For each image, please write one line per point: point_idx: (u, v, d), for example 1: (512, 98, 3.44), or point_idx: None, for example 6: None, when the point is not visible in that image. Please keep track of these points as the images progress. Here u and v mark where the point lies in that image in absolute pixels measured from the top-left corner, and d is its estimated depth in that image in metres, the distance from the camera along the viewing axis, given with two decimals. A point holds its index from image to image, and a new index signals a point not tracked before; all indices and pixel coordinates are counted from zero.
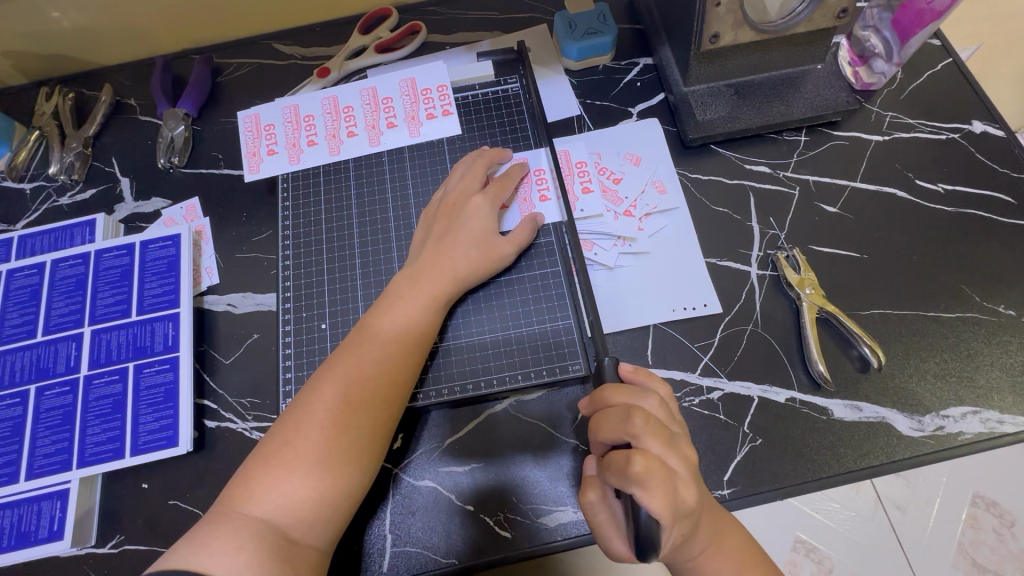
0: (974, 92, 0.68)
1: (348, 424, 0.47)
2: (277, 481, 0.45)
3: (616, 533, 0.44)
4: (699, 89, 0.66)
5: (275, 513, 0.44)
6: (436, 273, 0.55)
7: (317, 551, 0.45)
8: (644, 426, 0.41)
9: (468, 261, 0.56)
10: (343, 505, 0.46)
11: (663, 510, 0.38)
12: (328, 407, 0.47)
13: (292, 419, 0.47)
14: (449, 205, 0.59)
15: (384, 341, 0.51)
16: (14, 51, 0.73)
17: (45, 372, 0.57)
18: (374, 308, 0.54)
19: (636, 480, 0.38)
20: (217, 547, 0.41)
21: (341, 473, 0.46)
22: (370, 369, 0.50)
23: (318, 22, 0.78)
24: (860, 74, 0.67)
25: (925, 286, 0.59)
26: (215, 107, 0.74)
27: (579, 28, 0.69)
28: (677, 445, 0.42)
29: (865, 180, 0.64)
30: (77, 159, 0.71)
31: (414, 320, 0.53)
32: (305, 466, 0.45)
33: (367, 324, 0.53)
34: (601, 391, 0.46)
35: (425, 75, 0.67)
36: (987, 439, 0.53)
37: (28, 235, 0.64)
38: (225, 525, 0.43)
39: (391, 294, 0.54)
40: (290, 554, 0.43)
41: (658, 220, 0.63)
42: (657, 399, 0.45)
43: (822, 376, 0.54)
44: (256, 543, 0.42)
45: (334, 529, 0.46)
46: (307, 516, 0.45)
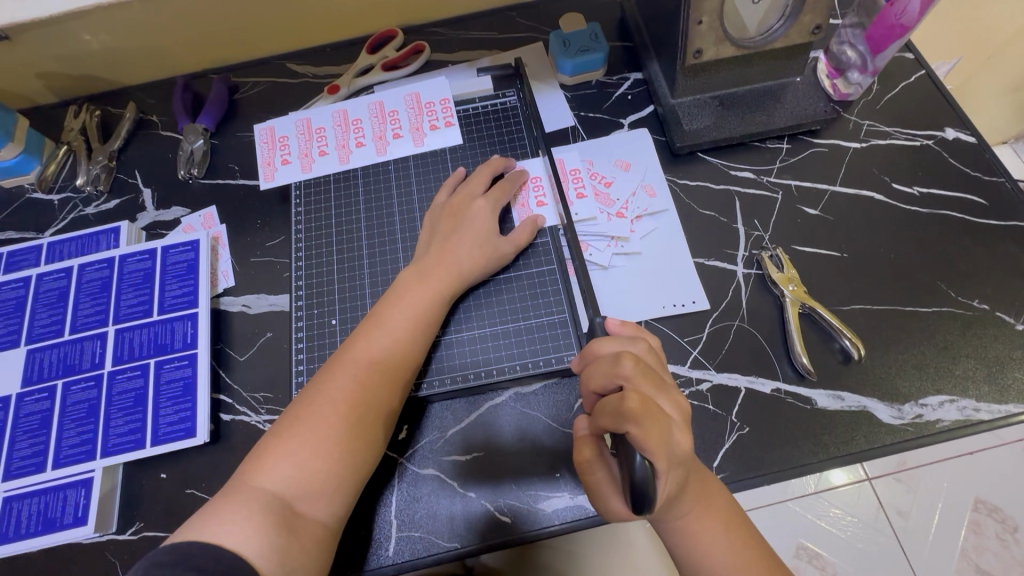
0: (946, 101, 0.72)
1: (359, 405, 0.51)
2: (290, 454, 0.48)
3: (614, 490, 0.47)
4: (686, 100, 0.70)
5: (285, 486, 0.47)
6: (442, 268, 0.59)
7: (322, 526, 0.47)
8: (633, 367, 0.45)
9: (472, 258, 0.60)
10: (349, 480, 0.49)
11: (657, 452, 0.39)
12: (341, 388, 0.51)
13: (308, 399, 0.51)
14: (454, 208, 0.63)
15: (392, 331, 0.55)
16: (46, 73, 0.78)
17: (72, 368, 0.61)
18: (384, 301, 0.57)
19: (630, 418, 0.41)
20: (226, 519, 0.44)
21: (347, 451, 0.49)
22: (381, 354, 0.53)
23: (328, 42, 0.83)
24: (837, 86, 0.71)
25: (902, 282, 0.62)
26: (232, 122, 0.79)
27: (573, 46, 0.74)
28: (669, 391, 0.45)
29: (844, 184, 0.68)
30: (102, 171, 0.76)
31: (418, 311, 0.56)
32: (317, 440, 0.49)
33: (375, 314, 0.57)
34: (591, 345, 0.50)
35: (427, 89, 0.72)
36: (964, 426, 0.55)
37: (57, 241, 0.68)
38: (237, 498, 0.46)
39: (400, 287, 0.58)
40: (297, 525, 0.46)
41: (649, 222, 0.66)
42: (645, 346, 0.50)
43: (806, 368, 0.57)
44: (263, 515, 0.44)
45: (340, 505, 0.49)
46: (314, 489, 0.47)
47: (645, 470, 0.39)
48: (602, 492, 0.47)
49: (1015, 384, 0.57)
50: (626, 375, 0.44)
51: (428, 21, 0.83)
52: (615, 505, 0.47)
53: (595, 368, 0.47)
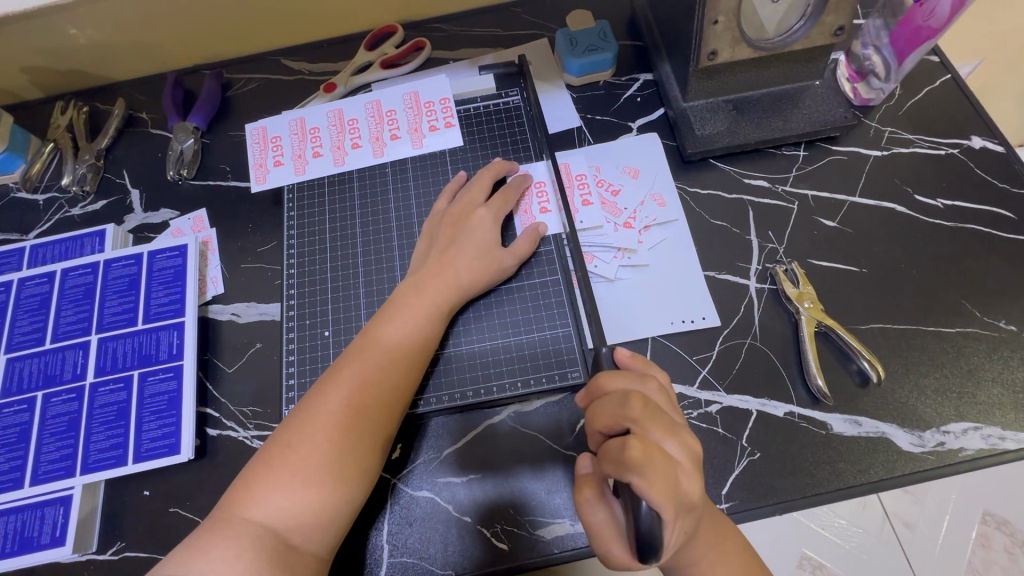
0: (973, 108, 0.68)
1: (354, 427, 0.48)
2: (280, 484, 0.45)
3: (615, 534, 0.44)
4: (698, 104, 0.67)
5: (277, 517, 0.44)
6: (442, 279, 0.56)
7: (316, 558, 0.45)
8: (643, 410, 0.42)
9: (473, 269, 0.57)
10: (345, 509, 0.47)
11: (661, 499, 0.38)
12: (336, 409, 0.48)
13: (297, 422, 0.48)
14: (454, 216, 0.60)
15: (388, 347, 0.52)
16: (33, 67, 0.76)
17: (52, 380, 0.58)
18: (380, 314, 0.55)
19: (633, 467, 0.38)
20: (216, 557, 0.42)
21: (342, 478, 0.47)
22: (376, 371, 0.51)
23: (326, 37, 0.80)
24: (858, 90, 0.67)
25: (925, 300, 0.59)
26: (224, 120, 0.76)
27: (580, 44, 0.71)
28: (679, 433, 0.43)
29: (864, 195, 0.64)
30: (89, 171, 0.73)
31: (417, 325, 0.54)
32: (311, 466, 0.46)
33: (371, 328, 0.54)
34: (597, 378, 0.47)
35: (426, 87, 0.69)
36: (989, 455, 0.52)
37: (40, 244, 0.66)
38: (225, 530, 0.43)
39: (397, 298, 0.55)
40: (290, 560, 0.43)
41: (657, 232, 0.63)
42: (658, 385, 0.46)
43: (821, 390, 0.54)
44: (255, 554, 0.42)
45: (335, 536, 0.46)
46: (307, 520, 0.45)
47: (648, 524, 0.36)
48: (603, 535, 0.44)
49: None
50: (632, 417, 0.42)
51: (430, 16, 0.79)
52: (617, 552, 0.44)
53: (602, 410, 0.44)
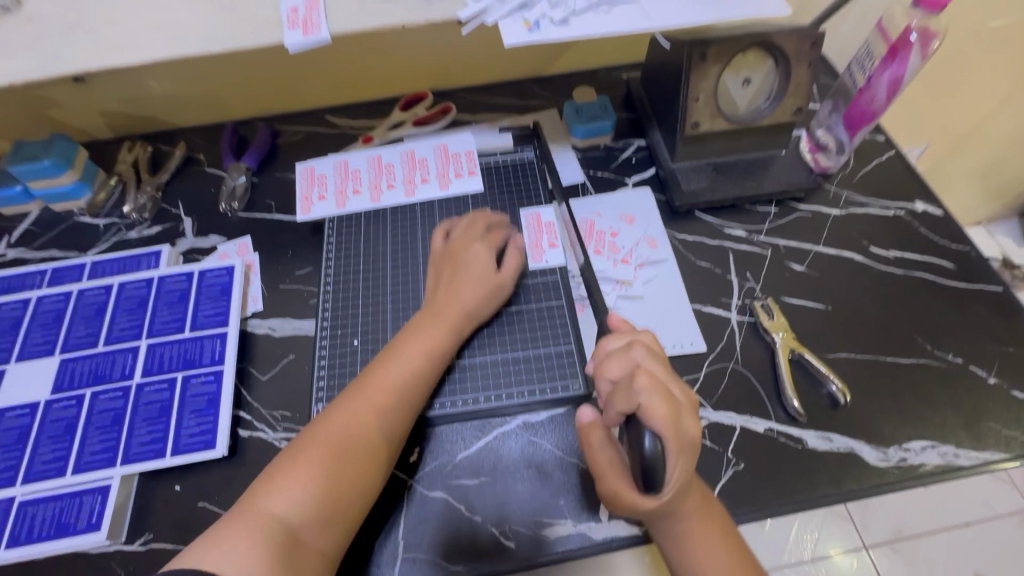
0: (915, 178, 0.81)
1: (367, 435, 0.54)
2: (297, 480, 0.50)
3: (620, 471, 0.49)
4: (685, 165, 0.79)
5: (290, 509, 0.49)
6: (452, 308, 0.63)
7: (323, 555, 0.49)
8: (643, 355, 0.49)
9: (475, 299, 0.64)
10: (351, 507, 0.52)
11: (665, 428, 0.43)
12: (353, 415, 0.54)
13: (319, 427, 0.54)
14: (455, 253, 0.68)
15: (407, 361, 0.59)
16: (109, 111, 0.87)
17: (102, 379, 0.64)
18: (400, 334, 0.62)
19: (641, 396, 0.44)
20: (230, 548, 0.45)
21: (354, 476, 0.52)
22: (395, 382, 0.57)
23: (365, 98, 0.93)
24: (818, 159, 0.79)
25: (883, 335, 0.67)
26: (273, 163, 0.86)
27: (584, 113, 0.84)
28: (678, 381, 0.48)
29: (827, 245, 0.75)
30: (149, 201, 0.82)
31: (429, 344, 0.60)
32: (327, 463, 0.52)
33: (391, 347, 0.61)
34: (603, 341, 0.52)
35: (455, 142, 0.81)
36: (946, 470, 0.59)
37: (100, 260, 0.74)
38: (241, 522, 0.47)
39: (414, 321, 0.63)
40: (300, 554, 0.48)
41: (650, 269, 0.72)
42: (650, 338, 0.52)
43: (797, 410, 0.61)
44: (267, 548, 0.46)
45: (339, 533, 0.51)
46: (318, 516, 0.50)
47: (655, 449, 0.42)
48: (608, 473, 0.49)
49: (991, 432, 0.60)
50: (639, 361, 0.48)
51: (456, 86, 0.93)
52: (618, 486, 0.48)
53: (611, 360, 0.49)
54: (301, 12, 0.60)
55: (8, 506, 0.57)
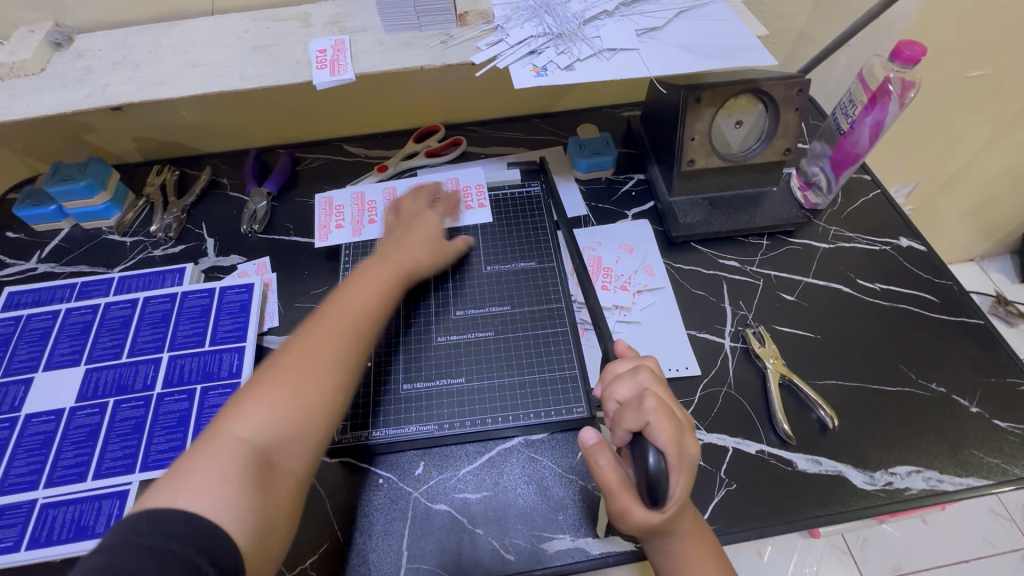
0: (900, 216, 0.85)
1: (336, 358, 0.56)
2: (257, 407, 0.50)
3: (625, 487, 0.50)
4: (682, 199, 0.83)
5: (258, 433, 0.49)
6: (399, 262, 0.69)
7: (295, 476, 0.50)
8: (650, 378, 0.52)
9: (422, 252, 0.72)
10: (322, 430, 0.53)
11: (670, 445, 0.46)
12: (318, 342, 0.56)
13: (280, 359, 0.55)
14: (409, 217, 0.76)
15: (368, 303, 0.62)
16: (141, 137, 0.93)
17: (124, 388, 0.67)
18: (347, 280, 0.65)
19: (649, 414, 0.47)
20: (202, 479, 0.44)
21: (319, 397, 0.53)
22: (359, 317, 0.60)
23: (381, 130, 0.99)
24: (808, 197, 0.84)
25: (870, 364, 0.70)
26: (292, 189, 0.92)
27: (587, 148, 0.89)
28: (680, 406, 0.52)
29: (816, 276, 0.79)
30: (175, 221, 0.87)
31: (381, 290, 0.65)
32: (292, 388, 0.52)
33: (337, 291, 0.63)
34: (612, 365, 0.56)
35: (465, 176, 0.86)
36: (931, 495, 0.61)
37: (127, 276, 0.78)
38: (207, 452, 0.47)
39: (357, 273, 0.67)
40: (272, 475, 0.48)
41: (648, 296, 0.76)
42: (654, 364, 0.56)
43: (787, 434, 0.64)
44: (244, 473, 0.46)
45: (311, 455, 0.52)
46: (285, 438, 0.50)
47: (659, 468, 0.44)
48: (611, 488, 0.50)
49: (974, 459, 0.63)
50: (646, 384, 0.51)
51: (467, 121, 0.99)
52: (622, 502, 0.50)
53: (620, 383, 0.52)
54: (330, 53, 0.66)
55: (30, 508, 0.59)
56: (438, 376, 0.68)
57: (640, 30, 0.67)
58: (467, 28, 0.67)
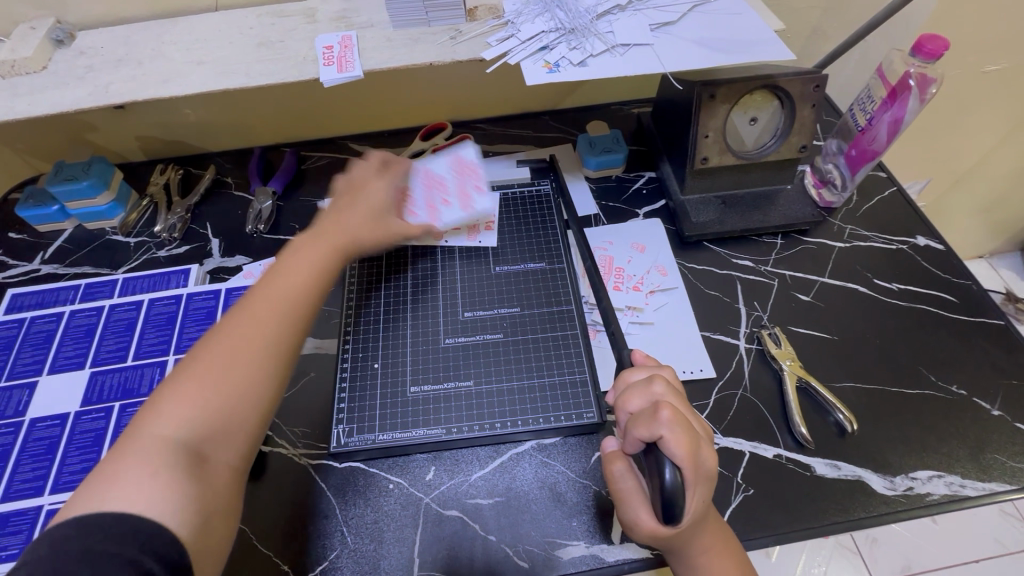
0: (917, 214, 0.83)
1: (270, 337, 0.51)
2: (186, 404, 0.46)
3: (643, 502, 0.49)
4: (694, 197, 0.82)
5: (186, 430, 0.45)
6: (337, 231, 0.61)
7: (229, 467, 0.47)
8: (665, 388, 0.50)
9: (363, 226, 0.63)
10: (258, 417, 0.49)
11: (688, 458, 0.43)
12: (250, 325, 0.51)
13: (208, 351, 0.49)
14: (353, 187, 0.67)
15: (300, 273, 0.56)
16: (144, 136, 0.92)
17: (130, 392, 0.66)
18: (284, 251, 0.59)
19: (664, 425, 0.44)
20: (130, 479, 0.41)
21: (255, 385, 0.49)
22: (291, 294, 0.54)
23: (388, 128, 0.97)
24: (822, 195, 0.83)
25: (888, 365, 0.69)
26: (298, 188, 0.90)
27: (597, 146, 0.88)
28: (696, 416, 0.50)
29: (832, 276, 0.77)
30: (179, 222, 0.85)
31: (317, 261, 0.58)
32: (224, 377, 0.48)
33: (277, 265, 0.57)
34: (623, 373, 0.55)
35: (437, 164, 0.79)
36: (953, 500, 0.60)
37: (131, 278, 0.77)
38: (131, 452, 0.43)
39: (293, 245, 0.59)
40: (206, 471, 0.45)
41: (661, 297, 0.75)
42: (671, 371, 0.55)
43: (804, 437, 0.63)
44: (173, 474, 0.42)
45: (242, 443, 0.48)
46: (219, 432, 0.46)
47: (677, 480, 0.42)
48: (631, 502, 0.49)
49: (996, 464, 0.62)
50: (659, 395, 0.50)
51: (474, 118, 0.98)
52: (642, 515, 0.49)
53: (633, 393, 0.51)
54: (336, 50, 0.65)
55: (36, 514, 0.58)
56: (449, 379, 0.67)
57: (654, 24, 0.65)
58: (476, 23, 0.66)
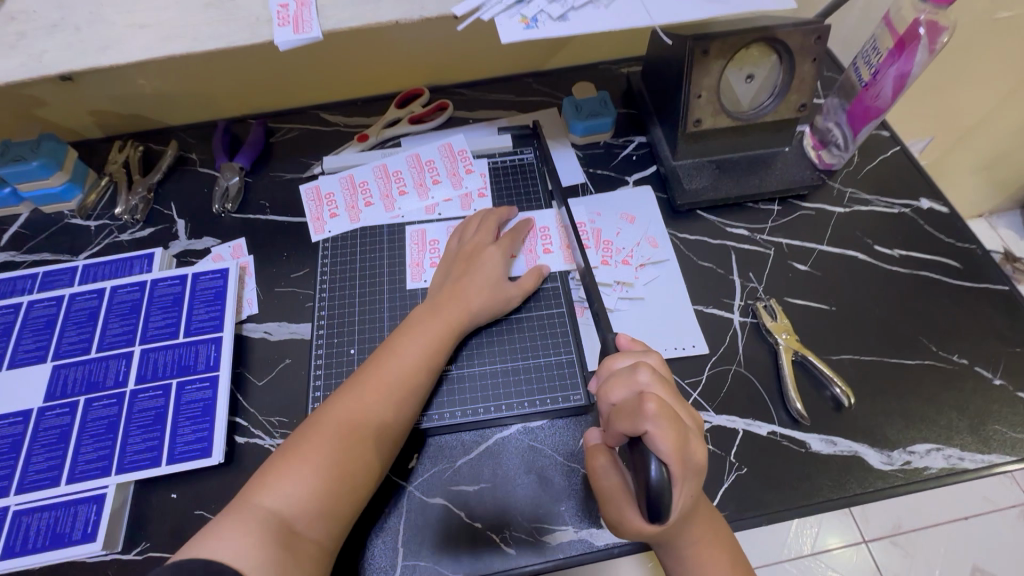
0: (920, 175, 0.79)
1: (363, 431, 0.53)
2: (289, 479, 0.49)
3: (628, 498, 0.47)
4: (686, 163, 0.77)
5: (286, 504, 0.48)
6: (459, 310, 0.63)
7: (318, 545, 0.48)
8: (650, 376, 0.46)
9: (481, 298, 0.65)
10: (351, 504, 0.51)
11: (675, 451, 0.40)
12: (349, 410, 0.54)
13: (311, 427, 0.53)
14: (467, 253, 0.68)
15: (402, 360, 0.59)
16: (98, 110, 0.85)
17: (95, 385, 0.63)
18: (397, 333, 0.62)
19: (650, 419, 0.41)
20: (228, 537, 0.45)
21: (354, 472, 0.52)
22: (391, 381, 0.57)
23: (360, 95, 0.91)
24: (822, 156, 0.78)
25: (888, 336, 0.66)
26: (266, 163, 0.85)
27: (584, 110, 0.82)
28: (684, 404, 0.47)
29: (831, 244, 0.74)
30: (140, 202, 0.80)
31: (427, 348, 0.60)
32: (330, 462, 0.51)
33: (389, 345, 0.60)
34: (606, 360, 0.51)
35: (426, 149, 0.80)
36: (951, 473, 0.58)
37: (92, 264, 0.72)
38: (239, 515, 0.47)
39: (411, 322, 0.62)
40: (295, 544, 0.47)
41: (652, 270, 0.71)
42: (657, 356, 0.51)
43: (800, 413, 0.60)
44: (265, 540, 0.45)
45: (337, 524, 0.50)
46: (314, 510, 0.49)
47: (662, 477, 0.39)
48: (617, 499, 0.47)
49: (996, 435, 0.60)
50: (644, 383, 0.46)
51: (452, 82, 0.92)
52: (628, 514, 0.46)
53: (615, 382, 0.47)
54: (292, 8, 0.58)
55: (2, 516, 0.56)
56: None
57: None
58: None
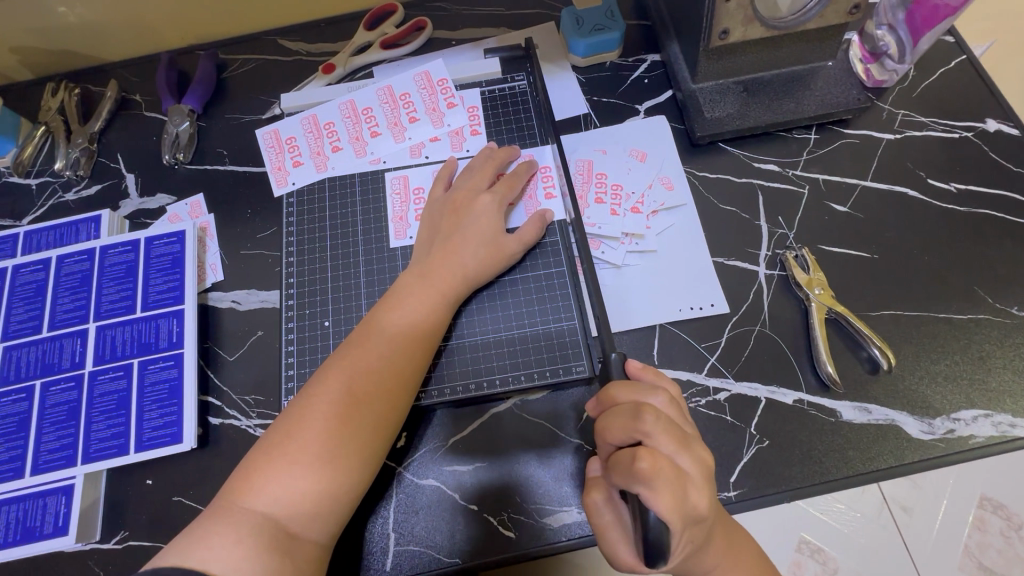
0: (988, 90, 0.67)
1: (351, 417, 0.48)
2: (278, 476, 0.45)
3: (623, 539, 0.44)
4: (708, 86, 0.65)
5: (276, 506, 0.44)
6: (451, 272, 0.56)
7: (317, 544, 0.45)
8: (654, 423, 0.41)
9: (477, 257, 0.57)
10: (348, 498, 0.47)
11: (670, 510, 0.37)
12: (333, 396, 0.48)
13: (293, 414, 0.48)
14: (457, 204, 0.59)
15: (389, 334, 0.52)
16: (20, 47, 0.73)
17: (50, 368, 0.57)
18: (382, 302, 0.55)
19: (642, 478, 0.38)
20: (216, 543, 0.41)
21: (348, 462, 0.47)
22: (375, 361, 0.50)
23: (323, 17, 0.77)
24: (871, 71, 0.66)
25: (938, 287, 0.58)
26: (219, 103, 0.73)
27: (586, 23, 0.69)
28: (691, 447, 0.41)
29: (876, 179, 0.63)
30: (83, 155, 0.71)
31: (418, 319, 0.53)
32: (320, 457, 0.46)
33: (373, 316, 0.54)
34: (609, 390, 0.46)
35: (400, 80, 0.68)
36: (999, 442, 0.52)
37: (34, 230, 0.64)
38: (226, 519, 0.43)
39: (397, 290, 0.55)
40: (291, 547, 0.43)
41: (665, 218, 0.62)
42: (667, 397, 0.45)
43: (830, 377, 0.54)
44: (260, 546, 0.42)
45: (335, 521, 0.46)
46: (309, 510, 0.45)
47: (660, 528, 0.37)
48: (610, 536, 0.45)
49: None
50: (645, 433, 0.41)
51: None
52: (622, 552, 0.44)
53: (612, 422, 0.43)
54: None
55: None
56: None
57: None
58: None
